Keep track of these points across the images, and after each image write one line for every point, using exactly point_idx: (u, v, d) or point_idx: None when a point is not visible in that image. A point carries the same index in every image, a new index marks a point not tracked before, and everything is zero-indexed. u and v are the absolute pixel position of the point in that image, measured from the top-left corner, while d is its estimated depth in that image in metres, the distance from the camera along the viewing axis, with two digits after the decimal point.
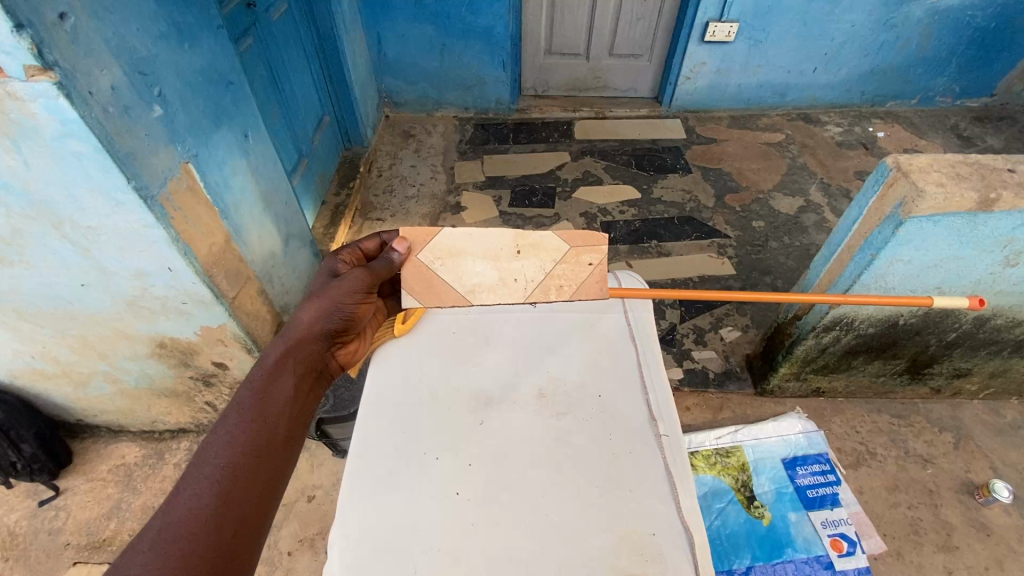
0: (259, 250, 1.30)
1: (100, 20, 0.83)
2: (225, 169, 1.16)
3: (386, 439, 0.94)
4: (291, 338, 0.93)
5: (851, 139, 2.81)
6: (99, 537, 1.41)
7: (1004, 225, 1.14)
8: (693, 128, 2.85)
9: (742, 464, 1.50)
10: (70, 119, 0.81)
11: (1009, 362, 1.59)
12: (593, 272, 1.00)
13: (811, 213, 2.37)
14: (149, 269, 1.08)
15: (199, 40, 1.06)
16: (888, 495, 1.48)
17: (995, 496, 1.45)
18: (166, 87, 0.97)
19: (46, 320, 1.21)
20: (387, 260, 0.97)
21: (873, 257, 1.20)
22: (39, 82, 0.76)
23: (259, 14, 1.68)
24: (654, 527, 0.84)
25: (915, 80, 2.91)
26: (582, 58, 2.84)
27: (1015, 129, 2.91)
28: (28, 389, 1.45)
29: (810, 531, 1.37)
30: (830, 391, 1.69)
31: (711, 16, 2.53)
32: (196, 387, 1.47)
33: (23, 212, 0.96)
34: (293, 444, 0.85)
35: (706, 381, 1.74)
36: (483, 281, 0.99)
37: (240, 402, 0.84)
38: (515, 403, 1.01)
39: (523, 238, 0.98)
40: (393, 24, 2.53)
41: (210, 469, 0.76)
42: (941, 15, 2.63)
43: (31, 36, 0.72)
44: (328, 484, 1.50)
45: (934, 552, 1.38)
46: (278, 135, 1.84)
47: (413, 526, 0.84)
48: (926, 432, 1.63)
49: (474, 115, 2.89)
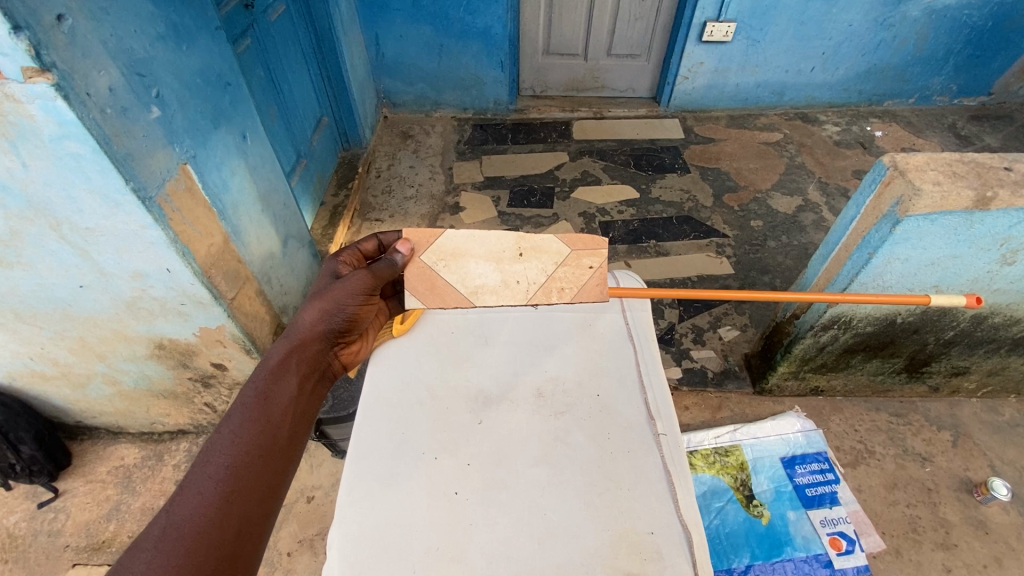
0: (258, 251, 1.31)
1: (98, 21, 0.83)
2: (224, 170, 1.16)
3: (385, 439, 0.94)
4: (294, 339, 0.93)
5: (849, 139, 2.81)
6: (99, 539, 1.41)
7: (1001, 223, 1.14)
8: (692, 127, 2.85)
9: (742, 464, 1.50)
10: (68, 121, 0.81)
11: (1007, 360, 1.60)
12: (594, 274, 1.00)
13: (809, 212, 2.37)
14: (148, 270, 1.08)
15: (197, 41, 1.07)
16: (887, 493, 1.48)
17: (993, 494, 1.44)
18: (163, 89, 0.98)
19: (45, 321, 1.21)
20: (390, 262, 0.97)
21: (870, 255, 1.21)
22: (37, 84, 0.76)
23: (257, 15, 1.69)
24: (653, 526, 0.84)
25: (912, 79, 2.92)
26: (581, 58, 2.84)
27: (1012, 128, 2.91)
28: (27, 391, 1.45)
29: (809, 530, 1.37)
30: (829, 390, 1.70)
31: (708, 16, 2.54)
32: (196, 388, 1.47)
33: (21, 214, 0.96)
34: (296, 446, 0.85)
35: (705, 381, 1.74)
36: (486, 282, 0.99)
37: (244, 402, 0.84)
38: (514, 403, 1.01)
39: (526, 240, 0.99)
40: (391, 25, 2.53)
41: (213, 468, 0.76)
42: (938, 15, 2.63)
43: (29, 38, 0.72)
44: (327, 484, 1.50)
45: (933, 550, 1.38)
46: (276, 135, 1.84)
47: (411, 526, 0.84)
48: (924, 430, 1.63)
49: (473, 115, 2.89)
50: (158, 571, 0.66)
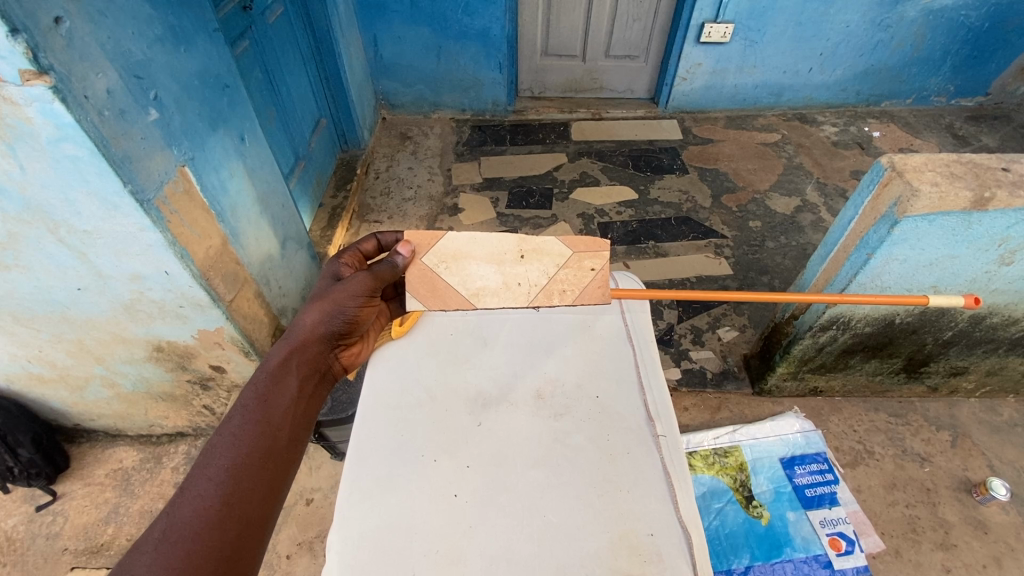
0: (256, 252, 1.31)
1: (95, 24, 0.83)
2: (222, 172, 1.16)
3: (383, 441, 0.94)
4: (295, 341, 0.93)
5: (846, 139, 2.82)
6: (97, 542, 1.41)
7: (999, 224, 1.15)
8: (690, 128, 2.86)
9: (741, 464, 1.50)
10: (65, 124, 0.81)
11: (1006, 360, 1.60)
12: (595, 277, 1.00)
13: (807, 213, 2.38)
14: (145, 272, 1.08)
15: (195, 43, 1.06)
16: (886, 493, 1.48)
17: (992, 494, 1.44)
18: (161, 91, 0.97)
19: (43, 324, 1.20)
20: (391, 264, 0.97)
21: (868, 256, 1.21)
22: (34, 87, 0.76)
23: (255, 16, 1.68)
24: (653, 527, 0.84)
25: (909, 80, 2.92)
26: (579, 60, 2.84)
27: (1010, 129, 2.92)
28: (26, 395, 1.45)
29: (808, 530, 1.38)
30: (827, 391, 1.70)
31: (706, 16, 2.54)
32: (194, 390, 1.47)
33: (19, 217, 0.96)
34: (297, 447, 0.85)
35: (703, 381, 1.75)
36: (487, 285, 1.00)
37: (244, 404, 0.84)
38: (513, 405, 1.01)
39: (527, 242, 0.98)
40: (389, 26, 2.53)
41: (213, 471, 0.76)
42: (935, 15, 2.64)
43: (26, 40, 0.72)
44: (326, 486, 1.49)
45: (932, 550, 1.38)
46: (275, 137, 1.84)
47: (410, 528, 0.84)
48: (923, 430, 1.63)
49: (471, 116, 2.89)
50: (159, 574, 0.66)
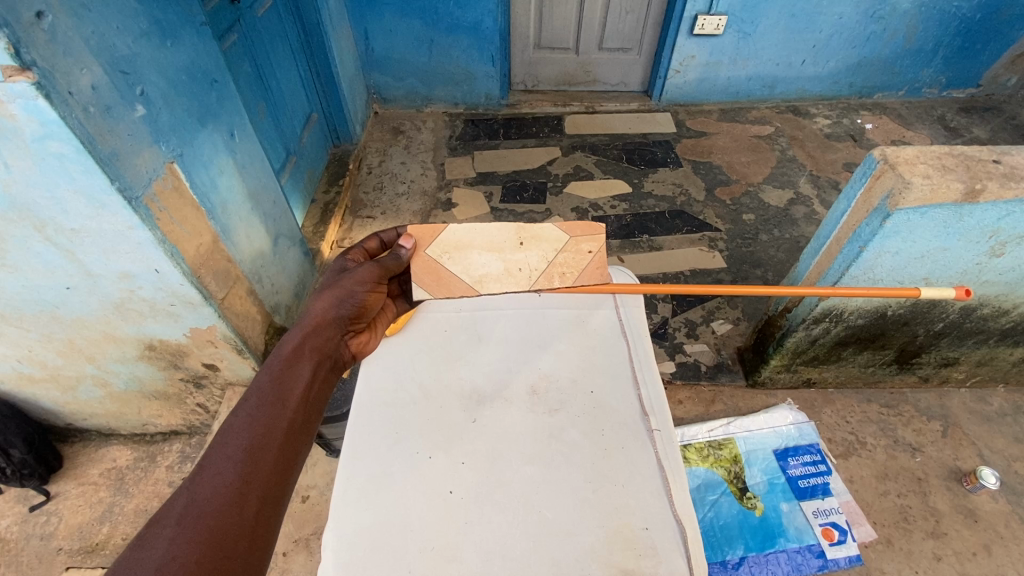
0: (248, 249, 1.29)
1: (79, 18, 0.81)
2: (211, 168, 1.15)
3: (377, 440, 0.94)
4: (307, 326, 0.92)
5: (839, 131, 2.83)
6: (92, 541, 1.40)
7: (990, 216, 1.15)
8: (683, 121, 2.85)
9: (734, 456, 1.51)
10: (50, 120, 0.79)
11: (996, 350, 1.61)
12: (593, 259, 1.02)
13: (800, 205, 2.38)
14: (135, 270, 1.07)
15: (181, 38, 1.05)
16: (878, 484, 1.50)
17: (982, 482, 1.47)
18: (148, 87, 0.96)
19: (32, 323, 1.19)
20: (396, 256, 0.99)
21: (860, 249, 1.21)
22: (17, 83, 0.74)
23: (243, 10, 1.66)
24: (647, 521, 0.85)
25: (902, 71, 2.93)
26: (572, 53, 2.82)
27: (1001, 120, 2.94)
28: (17, 396, 1.44)
29: (802, 521, 1.39)
30: (820, 382, 1.70)
31: (699, 9, 2.53)
32: (188, 389, 1.46)
33: (5, 216, 0.94)
34: (310, 431, 0.85)
35: (698, 374, 1.75)
36: (489, 271, 1.02)
37: (259, 386, 0.83)
38: (507, 401, 1.01)
39: (525, 230, 1.00)
40: (380, 19, 2.50)
41: (231, 450, 0.76)
42: (928, 7, 2.64)
43: (7, 36, 0.70)
44: (322, 483, 1.48)
45: (923, 539, 1.40)
46: (266, 132, 1.82)
47: (404, 525, 0.84)
48: (914, 421, 1.65)
49: (463, 110, 2.87)
50: (182, 547, 0.65)
